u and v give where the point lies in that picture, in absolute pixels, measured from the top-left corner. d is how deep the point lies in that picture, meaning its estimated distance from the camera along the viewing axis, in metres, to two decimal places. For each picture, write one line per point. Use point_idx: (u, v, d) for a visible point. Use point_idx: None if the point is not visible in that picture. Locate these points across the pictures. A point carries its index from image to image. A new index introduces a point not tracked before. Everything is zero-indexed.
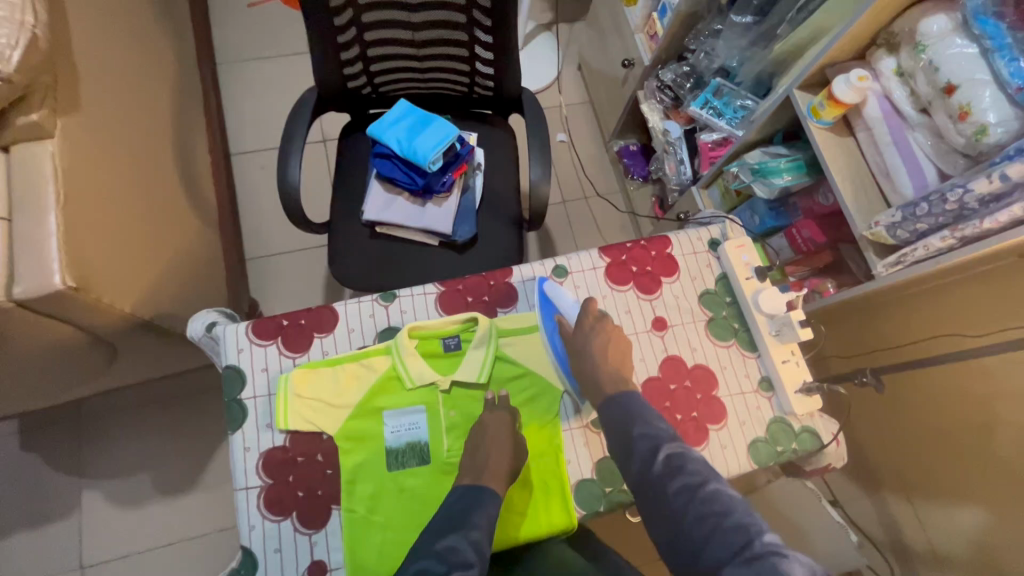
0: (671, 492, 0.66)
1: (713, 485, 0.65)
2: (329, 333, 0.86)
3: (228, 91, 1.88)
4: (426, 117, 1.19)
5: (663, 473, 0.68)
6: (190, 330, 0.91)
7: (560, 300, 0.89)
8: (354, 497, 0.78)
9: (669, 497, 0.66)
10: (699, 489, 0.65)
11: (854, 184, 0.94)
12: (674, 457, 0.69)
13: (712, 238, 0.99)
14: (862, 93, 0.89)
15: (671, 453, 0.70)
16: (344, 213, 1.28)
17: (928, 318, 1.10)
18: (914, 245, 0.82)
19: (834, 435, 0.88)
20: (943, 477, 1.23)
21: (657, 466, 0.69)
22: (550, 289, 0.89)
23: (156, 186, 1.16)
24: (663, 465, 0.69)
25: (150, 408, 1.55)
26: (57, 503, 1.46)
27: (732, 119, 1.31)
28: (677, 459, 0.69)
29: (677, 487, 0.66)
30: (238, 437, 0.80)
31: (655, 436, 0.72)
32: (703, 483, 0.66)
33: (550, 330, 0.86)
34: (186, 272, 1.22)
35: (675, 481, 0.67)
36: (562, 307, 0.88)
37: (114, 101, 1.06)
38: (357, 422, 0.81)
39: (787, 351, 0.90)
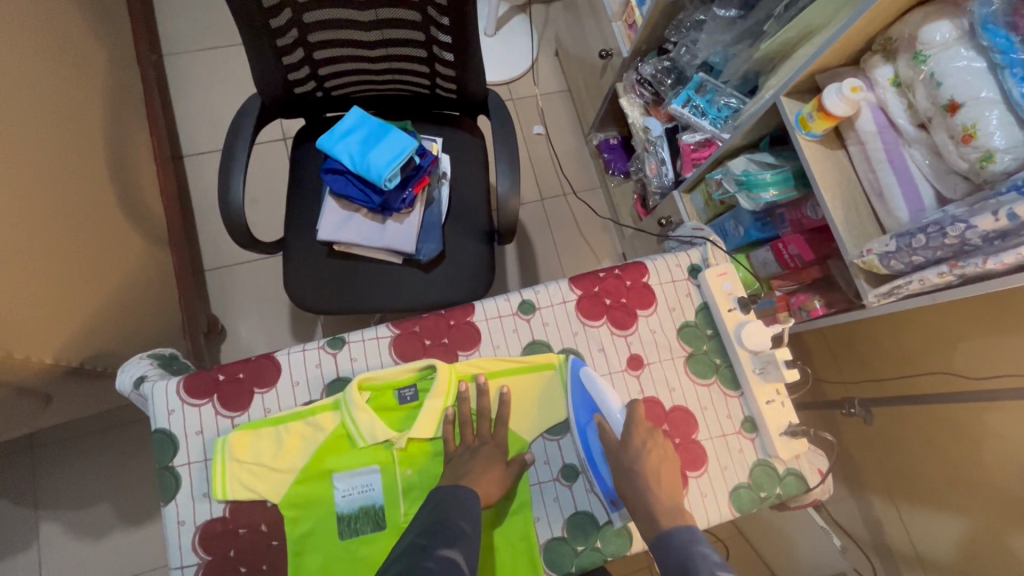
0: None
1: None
2: (271, 387, 0.78)
3: (176, 85, 1.74)
4: (381, 126, 1.08)
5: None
6: (120, 382, 0.83)
7: (603, 399, 0.77)
8: (303, 569, 0.72)
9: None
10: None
11: (846, 203, 0.86)
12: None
13: (692, 263, 0.91)
14: (855, 106, 0.80)
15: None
16: (299, 231, 1.18)
17: (921, 336, 1.06)
18: (909, 277, 0.76)
19: (821, 477, 0.83)
20: (925, 488, 1.21)
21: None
22: (586, 378, 0.78)
23: (84, 208, 1.05)
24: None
25: (108, 434, 1.46)
26: (11, 538, 1.39)
27: (716, 119, 1.21)
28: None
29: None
30: (171, 510, 0.73)
31: (713, 570, 0.59)
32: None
33: (584, 425, 0.77)
34: (127, 300, 1.12)
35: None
36: (606, 408, 0.77)
37: (23, 119, 0.94)
38: (304, 487, 0.74)
39: (772, 390, 0.83)
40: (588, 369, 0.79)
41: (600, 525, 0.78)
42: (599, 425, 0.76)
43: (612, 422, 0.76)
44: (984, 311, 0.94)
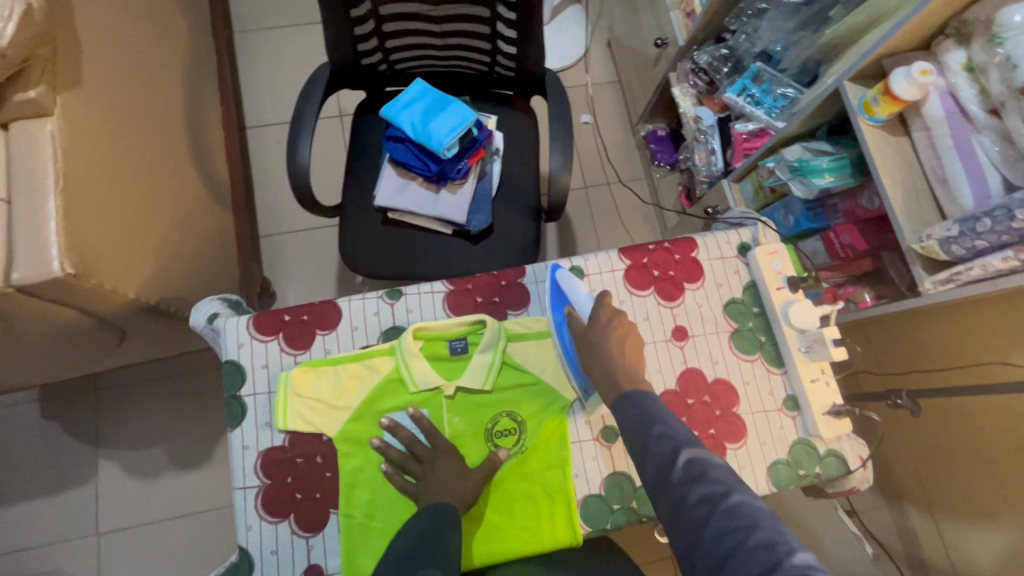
0: (691, 502, 0.56)
1: (738, 498, 0.54)
2: (332, 330, 0.83)
3: (244, 61, 1.83)
4: (442, 98, 1.13)
5: (682, 481, 0.57)
6: (193, 319, 0.89)
7: (573, 290, 0.80)
8: (353, 501, 0.76)
9: (686, 509, 0.56)
10: (722, 502, 0.55)
11: (906, 189, 0.85)
12: (694, 461, 0.59)
13: (742, 242, 0.92)
14: (923, 90, 0.80)
15: (692, 456, 0.59)
16: (356, 197, 1.23)
17: (973, 340, 1.02)
18: (970, 263, 0.75)
19: (862, 460, 0.82)
20: (969, 496, 1.19)
21: (676, 471, 0.58)
22: (563, 278, 0.82)
23: (166, 163, 1.12)
24: (682, 472, 0.58)
25: (165, 382, 1.56)
26: (75, 471, 1.49)
27: (771, 108, 1.21)
28: (699, 466, 0.58)
29: (695, 497, 0.56)
30: (237, 435, 0.78)
31: (674, 438, 0.61)
32: (726, 496, 0.55)
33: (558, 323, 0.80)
34: (196, 252, 1.20)
35: (695, 491, 0.56)
36: (575, 298, 0.80)
37: (120, 75, 1.03)
38: (357, 425, 0.78)
39: (817, 368, 0.84)
40: (565, 273, 0.83)
41: (637, 486, 0.80)
42: (568, 314, 0.78)
43: (581, 310, 0.79)
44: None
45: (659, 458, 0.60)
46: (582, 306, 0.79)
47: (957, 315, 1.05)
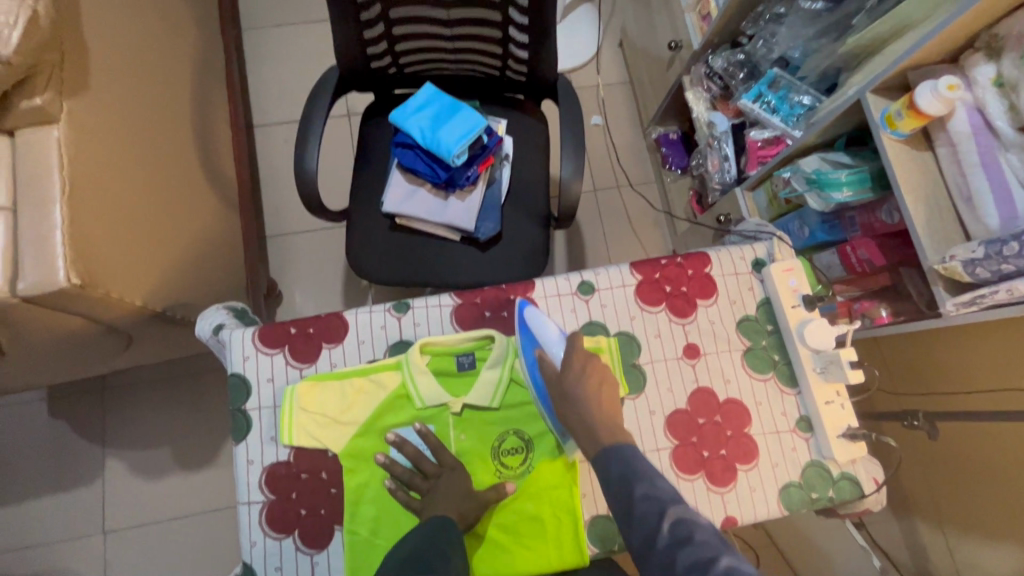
0: (679, 569, 0.53)
1: (725, 561, 0.52)
2: (339, 343, 0.82)
3: (252, 58, 1.82)
4: (453, 104, 1.11)
5: (669, 546, 0.56)
6: (198, 329, 0.88)
7: (542, 332, 0.78)
8: (358, 519, 0.75)
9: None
10: (709, 567, 0.52)
11: (928, 207, 0.83)
12: (680, 524, 0.57)
13: (756, 258, 0.90)
14: (949, 104, 0.78)
15: (678, 519, 0.58)
16: (363, 202, 1.22)
17: (988, 360, 1.00)
18: (994, 286, 0.73)
19: (876, 483, 0.81)
20: (981, 516, 1.16)
21: (662, 534, 0.57)
22: (531, 316, 0.80)
23: (172, 166, 1.12)
24: (669, 537, 0.56)
25: (171, 382, 1.56)
26: (82, 470, 1.50)
27: (788, 116, 1.17)
28: (685, 528, 0.56)
29: (684, 563, 0.54)
30: (241, 449, 0.78)
31: (659, 498, 0.60)
32: (714, 560, 0.52)
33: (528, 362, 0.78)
34: (203, 255, 1.19)
35: (682, 556, 0.54)
36: (546, 342, 0.78)
37: (127, 78, 1.02)
38: (363, 440, 0.77)
39: (832, 390, 0.82)
40: (533, 311, 0.80)
41: None
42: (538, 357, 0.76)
43: (553, 355, 0.77)
44: None
45: (645, 524, 0.58)
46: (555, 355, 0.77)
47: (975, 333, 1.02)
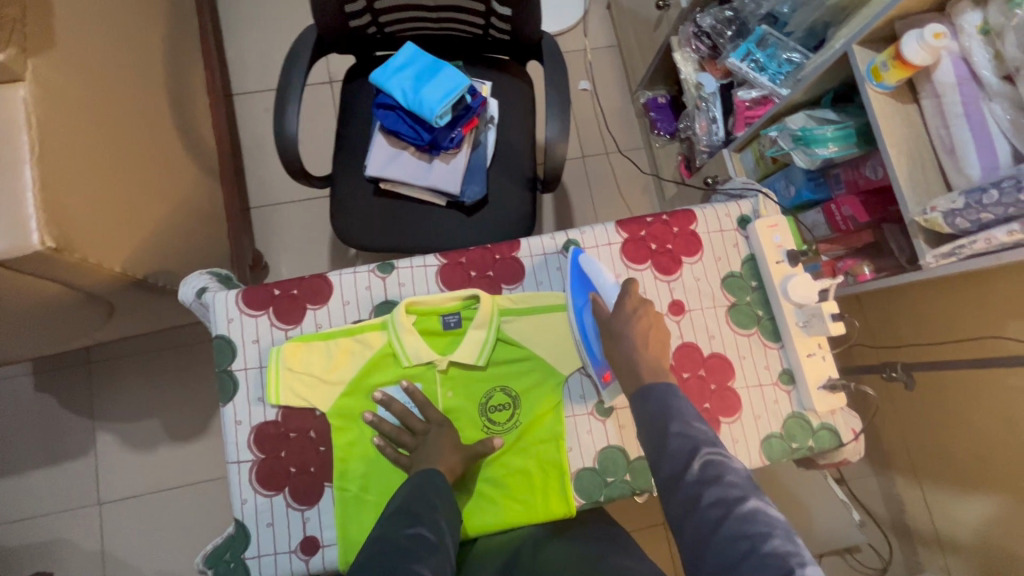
0: (704, 506, 0.55)
1: (754, 503, 0.54)
2: (323, 304, 0.81)
3: (227, 22, 1.75)
4: (435, 63, 1.09)
5: (697, 483, 0.57)
6: (181, 293, 0.87)
7: (598, 277, 0.79)
8: (347, 475, 0.76)
9: (700, 511, 0.55)
10: (735, 507, 0.54)
11: (911, 160, 0.83)
12: (711, 465, 0.58)
13: (742, 215, 0.90)
14: (934, 54, 0.77)
15: (709, 460, 0.58)
16: (347, 168, 1.20)
17: (966, 314, 1.01)
18: (973, 236, 0.74)
19: (854, 433, 0.83)
20: (960, 466, 1.26)
21: (691, 474, 0.58)
22: (585, 262, 0.81)
23: (148, 130, 1.08)
24: (698, 474, 0.57)
25: (159, 355, 1.55)
26: (73, 443, 1.50)
27: (775, 74, 1.17)
28: (715, 469, 0.57)
29: (710, 499, 0.55)
30: (229, 410, 0.78)
31: (692, 437, 0.61)
32: (743, 499, 0.54)
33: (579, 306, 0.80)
34: (184, 223, 1.17)
35: (709, 493, 0.56)
36: (600, 285, 0.79)
37: (96, 36, 0.98)
38: (350, 399, 0.77)
39: (814, 343, 0.83)
40: (587, 257, 0.82)
41: (631, 459, 0.80)
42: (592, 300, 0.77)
43: (606, 298, 0.78)
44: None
45: (676, 457, 0.59)
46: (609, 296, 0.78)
47: (952, 286, 1.03)
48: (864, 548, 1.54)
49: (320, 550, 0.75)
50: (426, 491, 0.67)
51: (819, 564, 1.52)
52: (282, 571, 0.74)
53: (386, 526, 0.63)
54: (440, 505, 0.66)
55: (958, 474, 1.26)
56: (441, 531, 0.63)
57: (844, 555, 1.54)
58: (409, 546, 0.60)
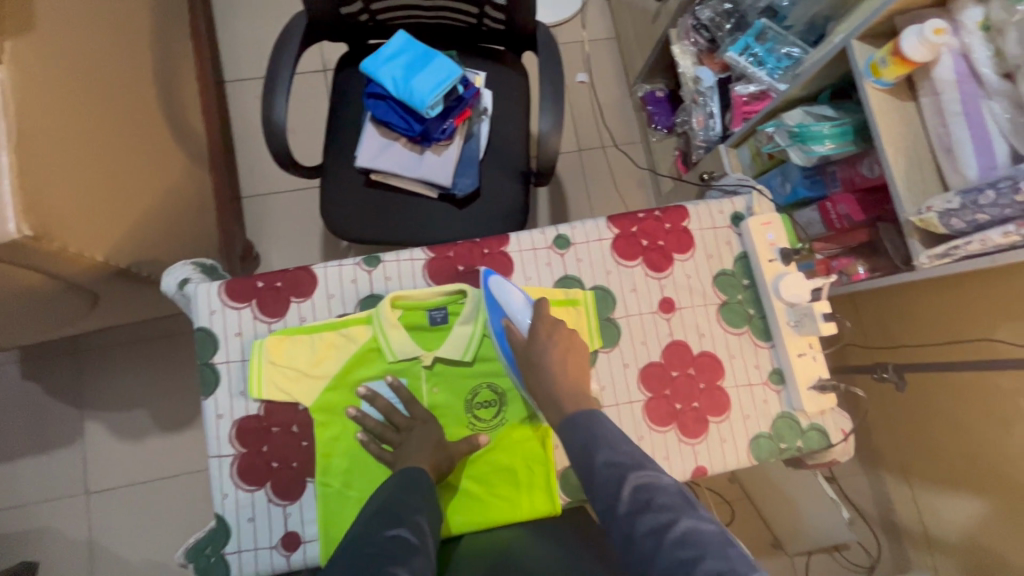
0: (639, 535, 0.54)
1: (685, 524, 0.53)
2: (308, 297, 0.79)
3: (219, 7, 1.72)
4: (427, 52, 1.07)
5: (629, 514, 0.55)
6: (165, 284, 0.85)
7: (507, 301, 0.76)
8: (330, 470, 0.75)
9: (635, 543, 0.53)
10: (668, 532, 0.52)
11: (908, 159, 0.81)
12: (642, 490, 0.56)
13: (735, 211, 0.88)
14: (934, 50, 0.75)
15: (638, 485, 0.57)
16: (337, 158, 1.18)
17: (958, 317, 1.01)
18: (968, 237, 0.73)
19: (843, 434, 0.83)
20: (951, 467, 1.27)
21: (622, 503, 0.56)
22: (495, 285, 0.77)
23: (134, 117, 1.06)
24: (629, 503, 0.56)
25: (148, 345, 1.54)
26: (61, 432, 1.49)
27: (774, 69, 1.15)
28: (646, 493, 0.56)
29: (644, 529, 0.54)
30: (210, 404, 0.76)
31: (621, 466, 0.59)
32: (673, 523, 0.53)
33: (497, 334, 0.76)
34: (171, 212, 1.15)
35: (643, 522, 0.54)
36: (511, 309, 0.76)
37: (78, 19, 0.95)
38: (334, 394, 0.76)
39: (805, 343, 0.82)
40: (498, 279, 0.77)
41: None
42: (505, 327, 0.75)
43: (520, 325, 0.76)
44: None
45: (606, 490, 0.58)
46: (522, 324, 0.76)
47: (946, 287, 1.02)
48: (854, 546, 1.56)
49: (302, 545, 0.74)
50: (408, 492, 0.66)
51: (805, 560, 1.55)
52: (262, 567, 0.73)
53: (364, 528, 0.61)
54: (422, 506, 0.65)
55: (948, 474, 1.27)
56: (423, 535, 0.61)
57: (832, 553, 1.57)
58: (388, 546, 0.58)
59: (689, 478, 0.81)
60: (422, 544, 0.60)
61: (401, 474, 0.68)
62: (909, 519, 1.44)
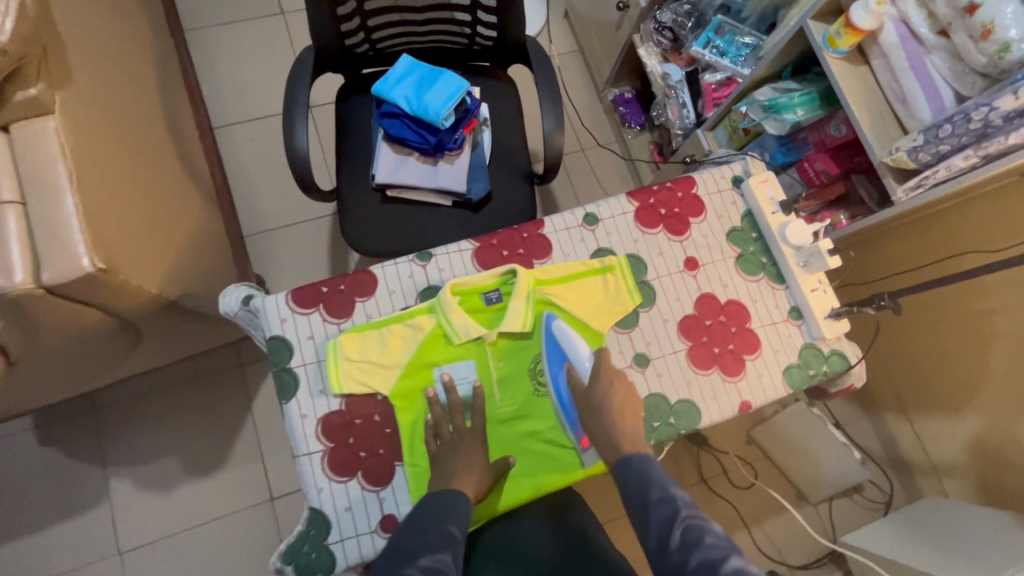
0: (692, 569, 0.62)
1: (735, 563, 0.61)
2: (371, 296, 0.85)
3: (200, 58, 1.77)
4: (431, 72, 1.16)
5: (682, 548, 0.64)
6: (223, 306, 0.89)
7: (574, 351, 0.82)
8: (416, 452, 0.79)
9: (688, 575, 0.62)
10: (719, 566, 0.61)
11: (870, 112, 0.96)
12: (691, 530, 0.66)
13: (735, 175, 1.00)
14: (879, 18, 0.90)
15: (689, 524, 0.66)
16: (353, 181, 1.24)
17: (935, 242, 1.19)
18: (936, 167, 0.86)
19: (860, 356, 0.93)
20: (945, 388, 1.45)
21: (674, 540, 0.65)
22: (558, 329, 0.84)
23: (156, 162, 1.10)
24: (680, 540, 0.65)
25: (168, 392, 1.53)
26: (87, 494, 1.46)
27: (736, 57, 1.30)
28: (695, 533, 0.65)
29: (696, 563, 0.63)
30: (293, 405, 0.80)
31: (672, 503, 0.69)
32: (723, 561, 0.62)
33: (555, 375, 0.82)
34: (198, 250, 1.18)
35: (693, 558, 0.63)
36: (575, 357, 0.82)
37: (101, 72, 0.99)
38: (409, 381, 0.82)
39: (815, 280, 0.93)
40: (561, 325, 0.84)
41: (671, 403, 0.87)
42: (567, 373, 0.81)
43: (580, 370, 0.81)
44: (988, 207, 1.07)
45: (659, 524, 0.68)
46: (583, 369, 0.81)
47: (927, 220, 1.19)
48: (869, 486, 1.67)
49: (399, 526, 0.78)
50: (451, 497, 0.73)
51: (828, 506, 1.65)
52: (365, 551, 0.77)
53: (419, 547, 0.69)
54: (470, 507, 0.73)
55: (947, 399, 1.45)
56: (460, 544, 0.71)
57: (851, 495, 1.66)
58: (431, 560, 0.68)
59: (736, 414, 0.89)
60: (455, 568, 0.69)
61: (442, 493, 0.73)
62: (914, 452, 1.59)
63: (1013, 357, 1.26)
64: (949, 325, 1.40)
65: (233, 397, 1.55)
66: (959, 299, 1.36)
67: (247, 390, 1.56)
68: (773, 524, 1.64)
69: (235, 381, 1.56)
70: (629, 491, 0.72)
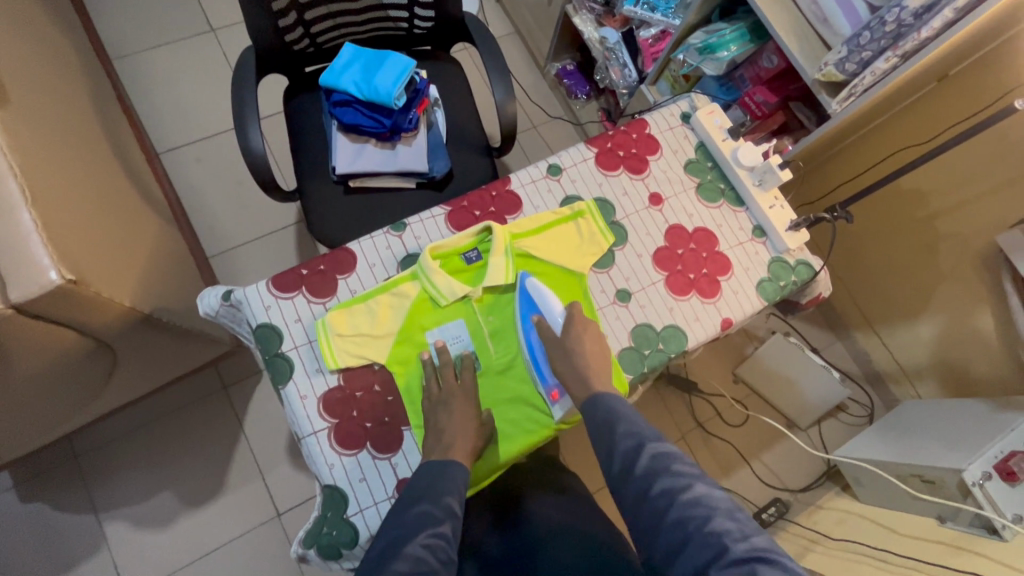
0: (655, 492, 0.66)
1: (698, 488, 0.65)
2: (352, 272, 0.87)
3: (133, 84, 1.72)
4: (377, 55, 1.17)
5: (646, 475, 0.68)
6: (203, 307, 0.88)
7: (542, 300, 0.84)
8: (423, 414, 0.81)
9: (651, 498, 0.66)
10: (682, 492, 0.64)
11: (797, 35, 1.02)
12: (658, 456, 0.69)
13: (683, 111, 1.05)
14: None
15: (655, 452, 0.69)
16: (313, 177, 1.24)
17: (876, 150, 1.31)
18: (862, 75, 0.93)
19: (822, 263, 0.99)
20: (901, 300, 1.55)
21: (641, 466, 0.69)
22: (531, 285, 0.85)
23: (105, 182, 1.07)
24: (646, 463, 0.68)
25: (151, 426, 1.48)
26: (80, 543, 1.40)
27: (665, 11, 1.38)
28: (662, 460, 0.68)
29: (660, 488, 0.66)
30: (290, 388, 0.80)
31: (638, 433, 0.72)
32: (688, 486, 0.65)
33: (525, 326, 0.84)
34: (163, 269, 1.16)
35: (658, 483, 0.66)
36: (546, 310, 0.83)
37: (35, 95, 0.96)
38: (404, 347, 0.83)
39: (772, 197, 0.98)
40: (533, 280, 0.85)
41: (659, 330, 0.91)
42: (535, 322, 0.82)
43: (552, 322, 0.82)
44: (911, 112, 1.22)
45: (626, 451, 0.71)
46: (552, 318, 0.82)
47: (868, 132, 1.31)
48: (851, 404, 1.72)
49: None
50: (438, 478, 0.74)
51: (818, 430, 1.70)
52: None
53: (425, 503, 0.72)
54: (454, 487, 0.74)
55: (908, 308, 1.54)
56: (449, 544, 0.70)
57: (837, 415, 1.71)
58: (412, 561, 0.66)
59: (720, 332, 0.94)
60: (442, 567, 0.68)
61: (426, 465, 0.75)
62: (886, 363, 1.67)
63: (959, 255, 1.37)
64: (897, 237, 1.49)
65: (220, 420, 1.51)
66: (902, 210, 1.46)
67: (235, 411, 1.52)
68: (772, 456, 1.69)
69: (221, 403, 1.52)
70: (613, 409, 0.75)
